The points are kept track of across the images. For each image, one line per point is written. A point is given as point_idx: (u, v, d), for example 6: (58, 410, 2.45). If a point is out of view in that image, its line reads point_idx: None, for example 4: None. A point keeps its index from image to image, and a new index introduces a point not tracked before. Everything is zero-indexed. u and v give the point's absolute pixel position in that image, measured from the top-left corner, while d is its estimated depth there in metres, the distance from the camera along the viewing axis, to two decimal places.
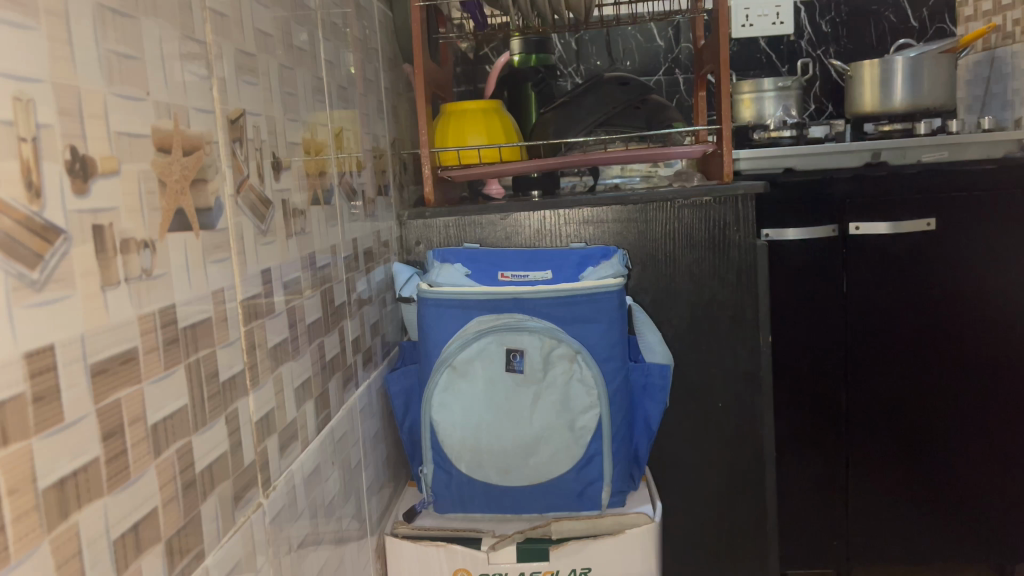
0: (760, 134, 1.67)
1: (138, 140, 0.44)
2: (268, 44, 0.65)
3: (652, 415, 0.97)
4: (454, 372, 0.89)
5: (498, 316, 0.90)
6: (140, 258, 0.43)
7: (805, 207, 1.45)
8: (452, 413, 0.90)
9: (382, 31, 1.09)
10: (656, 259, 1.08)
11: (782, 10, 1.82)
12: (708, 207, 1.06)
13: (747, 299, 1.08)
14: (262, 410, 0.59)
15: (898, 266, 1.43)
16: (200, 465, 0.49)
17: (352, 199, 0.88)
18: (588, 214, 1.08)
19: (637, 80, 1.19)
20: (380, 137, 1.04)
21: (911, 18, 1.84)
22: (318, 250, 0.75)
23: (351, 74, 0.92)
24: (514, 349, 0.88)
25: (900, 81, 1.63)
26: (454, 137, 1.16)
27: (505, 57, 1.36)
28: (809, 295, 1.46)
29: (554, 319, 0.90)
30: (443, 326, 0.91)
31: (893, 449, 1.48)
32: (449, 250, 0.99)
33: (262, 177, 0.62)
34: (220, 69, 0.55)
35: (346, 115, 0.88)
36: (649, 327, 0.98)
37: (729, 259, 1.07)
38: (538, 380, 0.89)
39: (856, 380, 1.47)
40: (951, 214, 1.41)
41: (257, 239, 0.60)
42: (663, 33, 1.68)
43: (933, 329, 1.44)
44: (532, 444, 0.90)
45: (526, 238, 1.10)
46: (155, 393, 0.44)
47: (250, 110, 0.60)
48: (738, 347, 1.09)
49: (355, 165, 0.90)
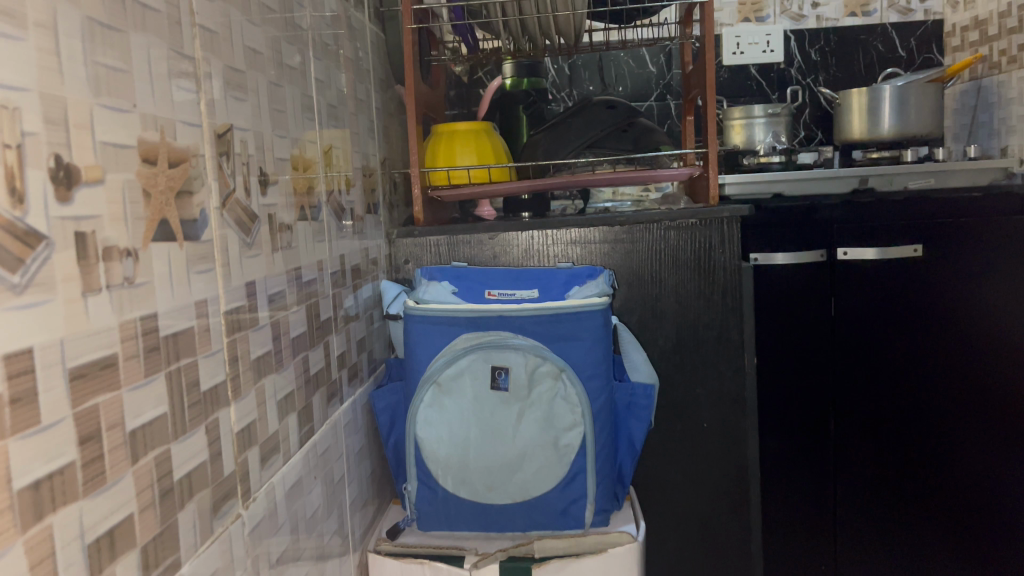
0: (749, 160, 1.69)
1: (124, 151, 0.45)
2: (258, 62, 0.66)
3: (635, 434, 0.97)
4: (439, 389, 0.90)
5: (483, 333, 0.91)
6: (122, 266, 0.44)
7: (792, 231, 1.47)
8: (437, 430, 0.90)
9: (374, 53, 1.11)
10: (642, 279, 1.09)
11: (772, 38, 1.85)
12: (693, 229, 1.07)
13: (732, 320, 1.09)
14: (243, 421, 0.59)
15: (886, 291, 1.44)
16: (178, 473, 0.49)
17: (341, 216, 0.89)
18: (575, 234, 1.09)
19: (624, 102, 1.21)
20: (370, 155, 1.05)
21: (899, 48, 1.88)
22: (304, 265, 0.75)
23: (342, 93, 0.93)
24: (499, 367, 0.89)
25: (888, 110, 1.66)
26: (444, 156, 1.18)
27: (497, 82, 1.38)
28: (796, 318, 1.48)
29: (539, 337, 0.91)
30: (429, 343, 0.92)
31: (881, 473, 1.49)
32: (437, 268, 1.00)
33: (248, 192, 0.62)
34: (208, 86, 0.56)
35: (336, 134, 0.89)
36: (634, 347, 0.99)
37: (714, 279, 1.08)
38: (523, 397, 0.89)
39: (845, 403, 1.48)
40: (938, 240, 1.42)
41: (242, 251, 0.60)
42: (654, 60, 1.71)
43: (921, 353, 1.45)
44: (515, 462, 0.90)
45: (514, 257, 1.11)
46: (133, 400, 0.44)
47: (238, 125, 0.61)
48: (723, 368, 1.10)
49: (344, 183, 0.91)
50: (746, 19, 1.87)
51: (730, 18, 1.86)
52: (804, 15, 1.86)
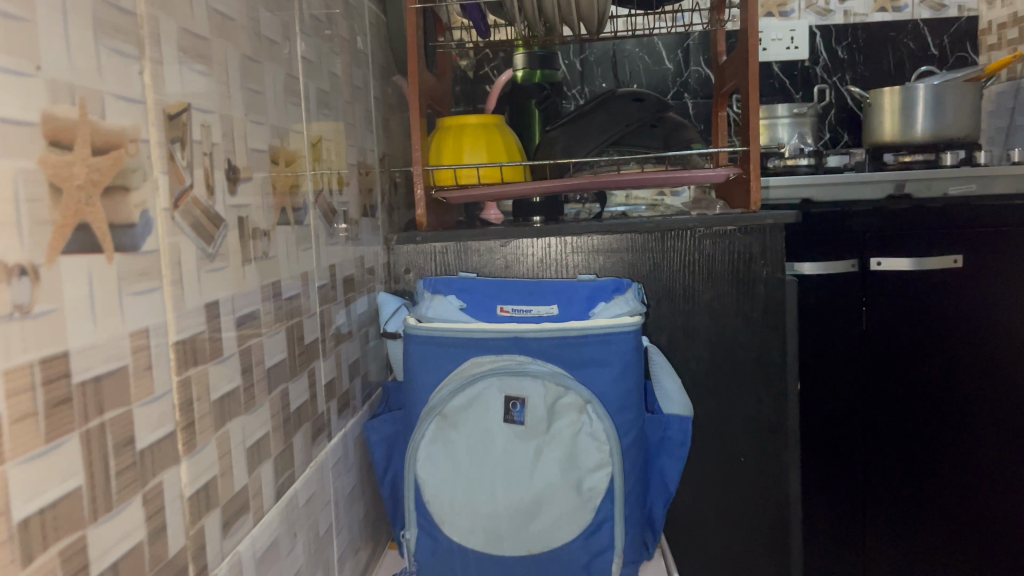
0: (775, 163, 1.57)
1: (19, 131, 0.32)
2: (227, 29, 0.53)
3: (670, 473, 0.85)
4: (444, 422, 0.78)
5: (496, 357, 0.79)
6: (10, 291, 0.31)
7: (824, 237, 1.34)
8: (440, 469, 0.78)
9: (373, 37, 0.98)
10: (672, 293, 0.97)
11: (797, 34, 1.71)
12: (731, 237, 0.94)
13: (773, 341, 0.96)
14: (198, 481, 0.46)
15: (924, 303, 1.31)
16: (97, 567, 0.36)
17: (331, 220, 0.76)
18: (597, 242, 0.97)
19: (653, 94, 1.04)
20: (368, 151, 0.92)
21: (931, 46, 1.73)
22: (284, 279, 0.62)
23: (335, 78, 0.80)
24: (514, 397, 0.77)
25: (922, 110, 1.52)
26: (450, 153, 1.05)
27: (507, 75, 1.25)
28: (825, 331, 1.34)
29: (560, 362, 0.78)
30: (432, 367, 0.80)
31: (912, 499, 1.34)
32: (441, 279, 0.87)
33: (211, 190, 0.50)
34: (156, 52, 0.44)
35: (327, 125, 0.76)
36: (666, 373, 0.86)
37: (754, 295, 0.95)
38: (541, 432, 0.77)
39: (875, 422, 1.35)
40: (980, 249, 1.29)
41: (201, 266, 0.48)
42: (671, 56, 1.59)
43: (956, 369, 1.31)
44: (531, 508, 0.77)
45: (528, 268, 0.99)
46: (25, 477, 0.32)
47: (198, 105, 0.48)
48: (762, 395, 0.98)
49: (336, 182, 0.78)
50: (769, 14, 1.72)
51: None
52: (831, 10, 1.72)
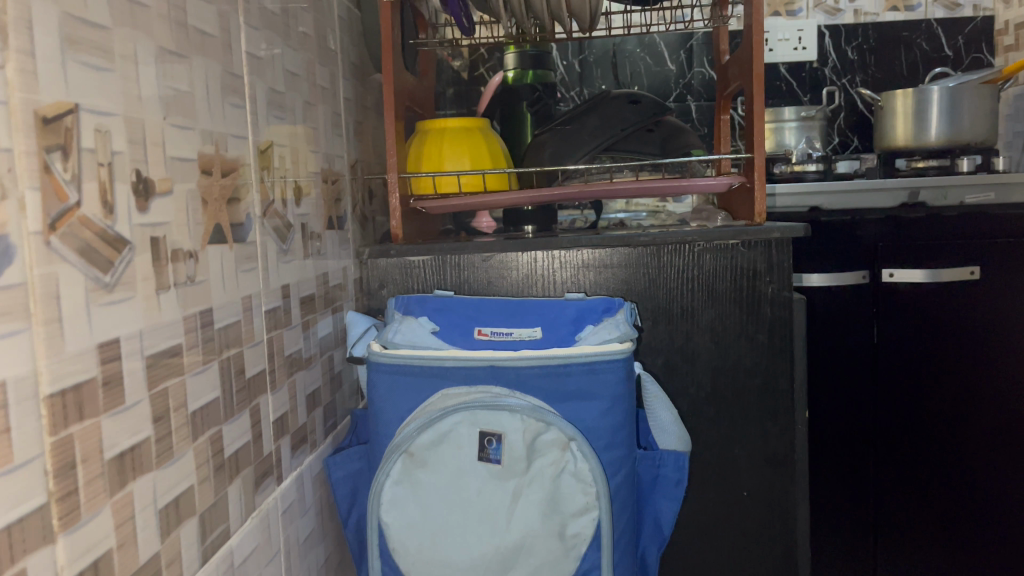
0: (781, 168, 1.48)
1: None
2: (138, 16, 0.45)
3: (664, 513, 0.77)
4: (411, 460, 0.70)
5: (471, 389, 0.71)
6: None
7: (833, 248, 1.24)
8: (407, 513, 0.70)
9: (345, 33, 0.90)
10: (670, 312, 0.88)
11: (805, 34, 1.62)
12: (733, 252, 0.86)
13: (781, 365, 0.88)
14: (82, 560, 0.38)
15: (941, 317, 1.21)
16: None
17: (286, 236, 0.68)
18: (588, 257, 0.89)
19: (650, 96, 0.97)
20: (336, 157, 0.84)
21: (945, 47, 1.64)
22: (218, 306, 0.54)
23: (294, 77, 0.72)
24: (489, 433, 0.69)
25: (937, 113, 1.43)
26: (430, 159, 0.97)
27: (494, 79, 1.23)
28: (835, 349, 1.25)
29: (542, 395, 0.71)
30: (400, 398, 0.72)
31: (927, 523, 1.25)
32: (415, 298, 0.79)
33: (110, 208, 0.41)
34: (25, 40, 0.35)
35: (281, 129, 0.68)
36: (662, 404, 0.76)
37: (759, 315, 0.87)
38: (520, 473, 0.69)
39: (888, 445, 1.25)
40: (1001, 263, 1.20)
41: (93, 299, 0.40)
42: (674, 56, 1.51)
43: (974, 388, 1.22)
44: (508, 558, 0.69)
45: (513, 283, 0.91)
46: None
47: (92, 106, 0.40)
48: (768, 425, 0.89)
49: (292, 192, 0.70)
50: (776, 13, 1.63)
51: None
52: (840, 9, 1.63)
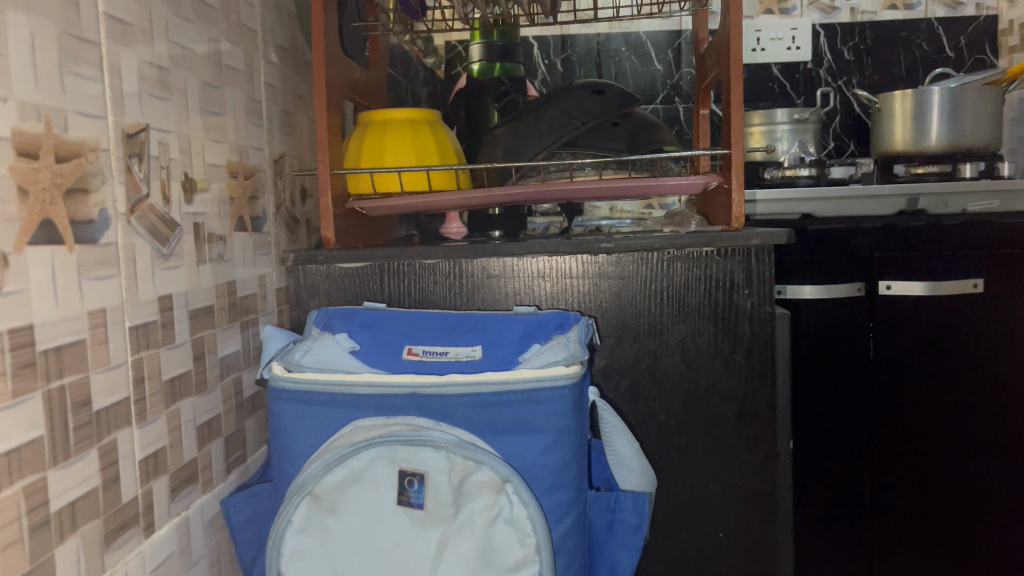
0: (772, 173, 1.37)
1: None
2: None
3: (621, 564, 0.66)
4: (317, 505, 0.59)
5: (390, 421, 0.61)
6: None
7: (823, 258, 1.13)
8: (313, 568, 0.59)
9: (268, 11, 0.79)
10: (636, 329, 0.78)
11: (799, 33, 1.52)
12: (707, 260, 0.75)
13: (761, 390, 0.77)
14: None
15: (942, 332, 1.10)
16: None
17: (167, 237, 0.57)
18: (544, 265, 0.78)
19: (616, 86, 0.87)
20: (250, 151, 0.74)
21: (946, 47, 1.53)
22: (47, 319, 0.43)
23: (186, 53, 0.61)
24: (409, 473, 0.58)
25: (937, 114, 1.33)
26: (370, 155, 0.87)
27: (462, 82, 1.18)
28: (829, 367, 1.14)
29: (475, 428, 0.60)
30: (309, 430, 0.62)
31: (926, 553, 1.14)
32: (338, 313, 0.69)
33: None
34: None
35: (162, 110, 0.57)
36: (621, 436, 0.66)
37: (736, 333, 0.76)
38: (446, 520, 0.58)
39: (886, 470, 1.14)
40: (1005, 275, 1.09)
41: None
42: (661, 56, 1.40)
43: (978, 408, 1.11)
44: None
45: (457, 292, 0.80)
46: None
47: None
48: (748, 457, 0.78)
49: (179, 186, 0.60)
50: (768, 11, 1.53)
51: (749, 9, 1.53)
52: (836, 7, 1.53)
